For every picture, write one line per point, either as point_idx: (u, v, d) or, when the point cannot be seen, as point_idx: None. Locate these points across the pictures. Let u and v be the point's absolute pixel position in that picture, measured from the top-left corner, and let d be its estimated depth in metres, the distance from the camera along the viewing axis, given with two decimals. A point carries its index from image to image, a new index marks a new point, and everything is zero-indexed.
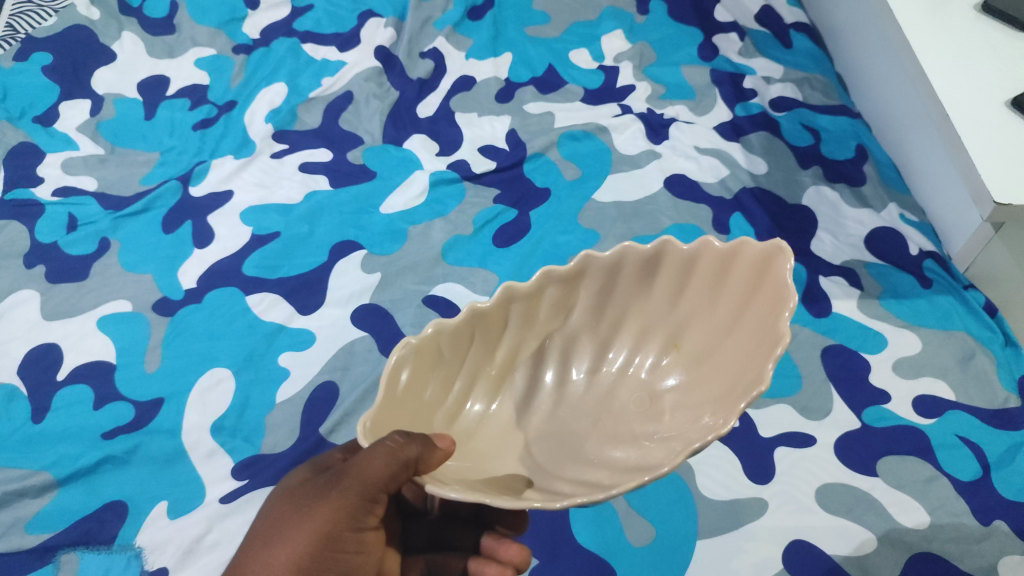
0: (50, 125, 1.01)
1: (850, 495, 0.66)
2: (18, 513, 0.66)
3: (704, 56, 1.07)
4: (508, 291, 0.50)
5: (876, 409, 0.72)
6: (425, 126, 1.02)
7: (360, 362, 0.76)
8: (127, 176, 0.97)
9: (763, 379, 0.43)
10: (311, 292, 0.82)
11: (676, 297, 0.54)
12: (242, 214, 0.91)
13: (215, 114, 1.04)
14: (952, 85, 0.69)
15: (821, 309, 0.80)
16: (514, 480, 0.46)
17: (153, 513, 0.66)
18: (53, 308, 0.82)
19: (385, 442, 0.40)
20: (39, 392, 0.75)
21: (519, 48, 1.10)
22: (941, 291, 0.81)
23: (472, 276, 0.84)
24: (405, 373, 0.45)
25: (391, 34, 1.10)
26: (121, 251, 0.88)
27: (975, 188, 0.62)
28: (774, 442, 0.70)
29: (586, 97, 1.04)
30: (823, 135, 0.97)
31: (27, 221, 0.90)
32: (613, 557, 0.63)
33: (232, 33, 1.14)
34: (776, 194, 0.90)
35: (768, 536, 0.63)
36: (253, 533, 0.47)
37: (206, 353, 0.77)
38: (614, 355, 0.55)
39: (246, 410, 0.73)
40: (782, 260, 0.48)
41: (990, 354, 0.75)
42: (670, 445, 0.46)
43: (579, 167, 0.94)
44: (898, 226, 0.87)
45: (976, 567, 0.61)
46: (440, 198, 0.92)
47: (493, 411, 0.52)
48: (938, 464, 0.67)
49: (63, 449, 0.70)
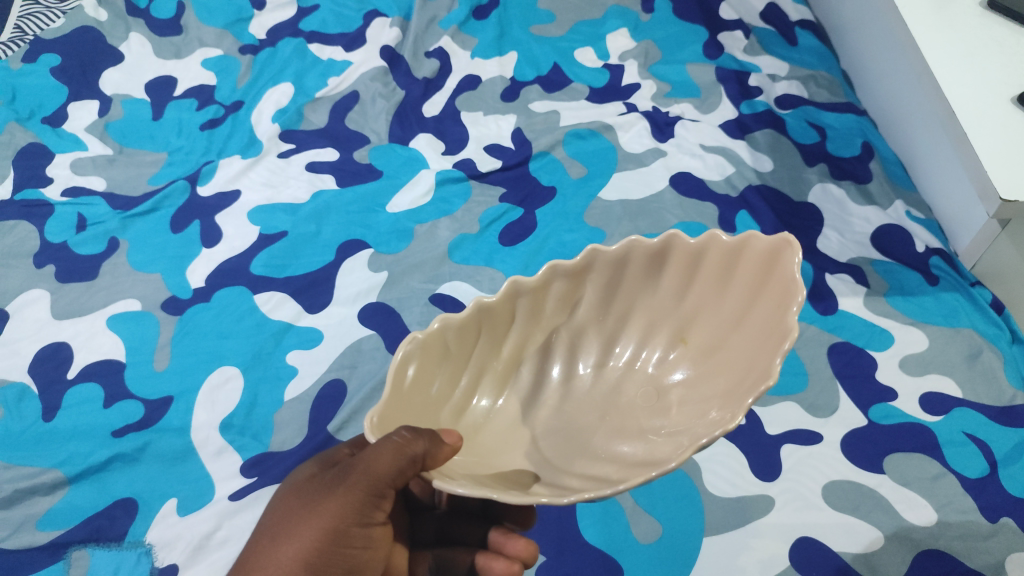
0: (59, 125, 1.02)
1: (857, 492, 0.66)
2: (30, 510, 0.67)
3: (709, 54, 1.06)
4: (513, 285, 0.51)
5: (882, 406, 0.72)
6: (430, 125, 1.02)
7: (367, 360, 0.77)
8: (135, 176, 0.97)
9: (770, 374, 0.44)
10: (319, 291, 0.83)
11: (683, 292, 0.55)
12: (250, 213, 0.92)
13: (222, 114, 1.04)
14: (958, 82, 0.69)
15: (827, 306, 0.80)
16: (521, 475, 0.46)
17: (163, 510, 0.67)
18: (63, 307, 0.83)
19: (393, 438, 0.40)
20: (50, 391, 0.76)
21: (524, 47, 1.10)
22: (947, 288, 0.81)
23: (478, 274, 0.84)
24: (412, 368, 0.46)
25: (396, 34, 1.11)
26: (129, 251, 0.88)
27: (981, 185, 0.62)
28: (780, 440, 0.70)
29: (592, 96, 1.04)
30: (829, 132, 0.97)
31: (36, 221, 0.91)
32: (620, 554, 0.63)
33: (239, 33, 1.14)
34: (782, 191, 0.90)
35: (775, 533, 0.64)
36: (261, 529, 0.48)
37: (215, 351, 0.78)
38: (621, 349, 0.55)
39: (255, 408, 0.74)
40: (789, 254, 0.48)
41: (996, 351, 0.75)
42: (677, 439, 0.46)
43: (584, 166, 0.94)
44: (904, 223, 0.87)
45: (984, 564, 0.61)
46: (446, 197, 0.93)
47: (499, 406, 0.52)
48: (945, 461, 0.67)
49: (74, 447, 0.71)
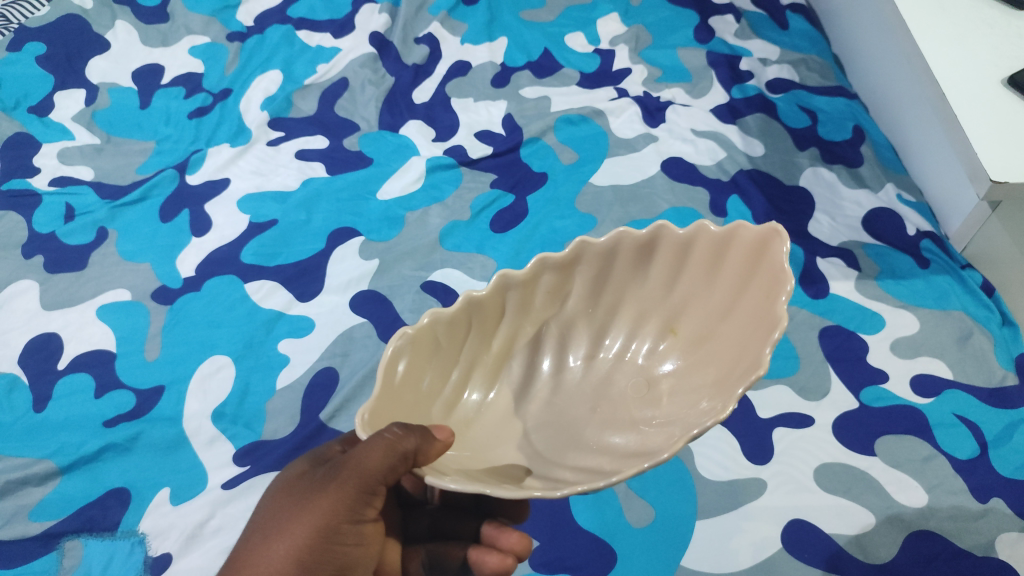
0: (45, 115, 1.01)
1: (848, 475, 0.66)
2: (22, 501, 0.67)
3: (700, 38, 1.06)
4: (503, 278, 0.51)
5: (874, 389, 0.72)
6: (421, 111, 1.02)
7: (359, 348, 0.76)
8: (123, 165, 0.97)
9: (761, 363, 0.43)
10: (309, 280, 0.83)
11: (672, 282, 0.55)
12: (240, 202, 0.91)
13: (210, 102, 1.03)
14: (948, 65, 0.68)
15: (818, 290, 0.80)
16: (513, 469, 0.46)
17: (155, 499, 0.67)
18: (52, 298, 0.82)
19: (384, 435, 0.40)
20: (40, 381, 0.75)
21: (515, 32, 1.10)
22: (938, 271, 0.81)
23: (469, 262, 0.84)
24: (402, 363, 0.45)
25: (385, 20, 1.11)
26: (118, 241, 0.88)
27: (972, 167, 0.62)
28: (771, 423, 0.70)
29: (583, 81, 1.04)
30: (820, 116, 0.97)
31: (24, 211, 0.90)
32: (613, 537, 0.64)
33: (226, 20, 1.13)
34: (774, 176, 0.90)
35: (768, 516, 0.64)
36: (252, 527, 0.46)
37: (206, 340, 0.78)
38: (610, 342, 0.55)
39: (247, 396, 0.74)
40: (778, 243, 0.48)
41: (987, 333, 0.75)
42: (669, 429, 0.46)
43: (576, 151, 0.94)
44: (895, 206, 0.87)
45: (975, 545, 0.61)
46: (438, 183, 0.92)
47: (491, 400, 0.52)
48: (935, 443, 0.68)
49: (64, 438, 0.71)
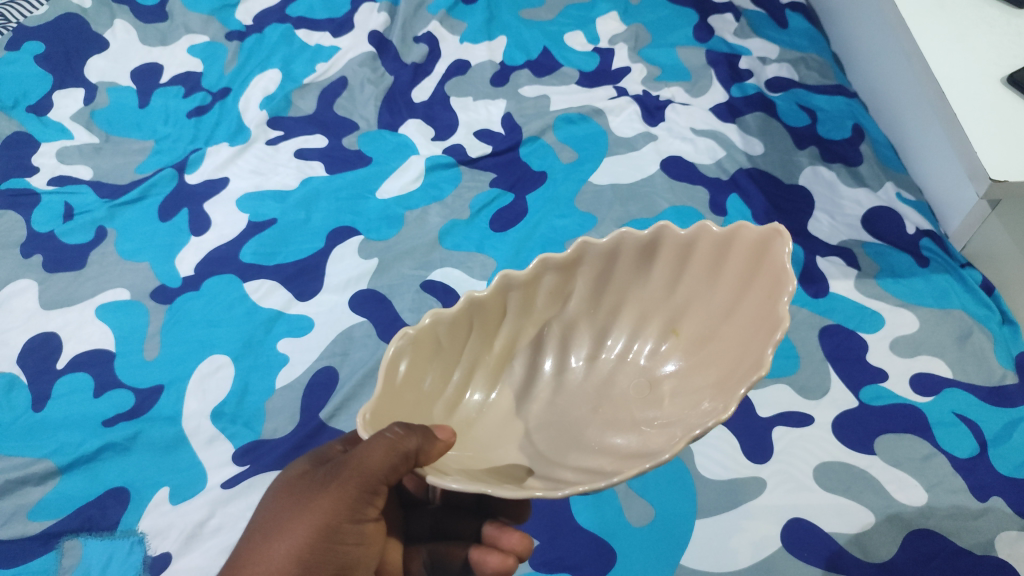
0: (44, 114, 1.01)
1: (847, 473, 0.66)
2: (20, 501, 0.67)
3: (699, 37, 1.06)
4: (504, 279, 0.51)
5: (874, 388, 0.72)
6: (420, 110, 1.02)
7: (359, 347, 0.76)
8: (122, 164, 0.96)
9: (762, 363, 0.43)
10: (309, 278, 0.83)
11: (673, 283, 0.55)
12: (239, 201, 0.91)
13: (209, 101, 1.03)
14: (948, 63, 0.68)
15: (818, 289, 0.80)
16: (515, 470, 0.46)
17: (154, 499, 0.67)
18: (51, 297, 0.82)
19: (385, 435, 0.40)
20: (39, 380, 0.75)
21: (514, 31, 1.10)
22: (938, 270, 0.81)
23: (469, 261, 0.84)
24: (404, 364, 0.45)
25: (384, 18, 1.10)
26: (117, 240, 0.87)
27: (971, 165, 0.62)
28: (771, 422, 0.70)
29: (582, 80, 1.04)
30: (820, 115, 0.97)
31: (23, 210, 0.90)
32: (613, 536, 0.64)
33: (225, 19, 1.13)
34: (773, 174, 0.90)
35: (768, 515, 0.64)
36: (252, 527, 0.46)
37: (205, 339, 0.77)
38: (612, 342, 0.55)
39: (246, 396, 0.73)
40: (779, 243, 0.48)
41: (987, 331, 0.75)
42: (670, 430, 0.46)
43: (575, 150, 0.94)
44: (894, 205, 0.87)
45: (975, 543, 0.61)
46: (437, 182, 0.92)
47: (492, 400, 0.52)
48: (935, 441, 0.68)
49: (64, 437, 0.71)
